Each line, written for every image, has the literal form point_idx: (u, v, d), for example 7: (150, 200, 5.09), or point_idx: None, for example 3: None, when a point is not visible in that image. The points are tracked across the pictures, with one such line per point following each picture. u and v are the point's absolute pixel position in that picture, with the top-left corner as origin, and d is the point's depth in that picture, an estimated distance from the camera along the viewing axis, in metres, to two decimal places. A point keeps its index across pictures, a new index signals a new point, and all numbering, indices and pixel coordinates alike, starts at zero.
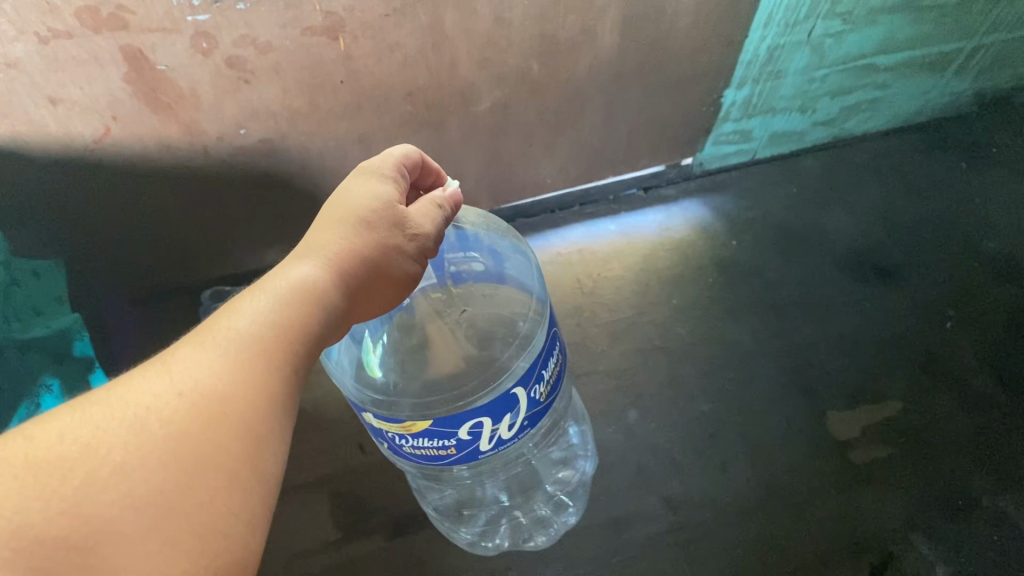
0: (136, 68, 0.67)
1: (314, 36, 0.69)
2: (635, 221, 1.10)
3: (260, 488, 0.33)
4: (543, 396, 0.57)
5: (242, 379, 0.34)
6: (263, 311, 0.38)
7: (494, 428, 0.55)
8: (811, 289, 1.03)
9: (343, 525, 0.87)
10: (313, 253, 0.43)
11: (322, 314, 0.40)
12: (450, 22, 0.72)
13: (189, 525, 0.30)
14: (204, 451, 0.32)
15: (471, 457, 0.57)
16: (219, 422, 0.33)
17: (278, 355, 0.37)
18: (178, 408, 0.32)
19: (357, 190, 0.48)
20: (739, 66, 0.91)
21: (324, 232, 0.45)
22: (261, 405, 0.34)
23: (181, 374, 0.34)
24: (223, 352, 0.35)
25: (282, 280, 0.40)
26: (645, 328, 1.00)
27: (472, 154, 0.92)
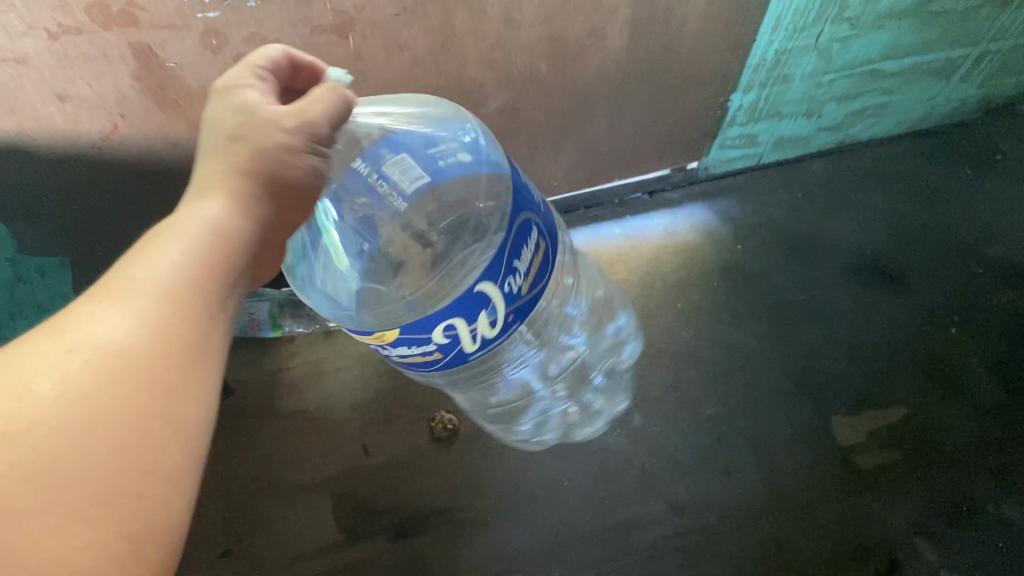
0: (146, 64, 0.67)
1: (323, 34, 0.69)
2: (639, 225, 1.10)
3: (176, 445, 0.33)
4: (524, 286, 0.54)
5: (147, 331, 0.33)
6: (173, 250, 0.37)
7: (472, 328, 0.52)
8: (816, 293, 1.03)
9: (346, 526, 0.86)
10: (203, 182, 0.41)
11: (238, 249, 0.39)
12: (460, 22, 0.72)
13: (94, 494, 0.30)
14: (104, 414, 0.31)
15: (460, 360, 0.56)
16: (119, 383, 0.32)
17: (191, 297, 0.36)
18: (70, 367, 0.31)
19: (224, 103, 0.44)
20: (746, 71, 0.91)
21: (208, 160, 0.42)
22: (170, 356, 0.34)
23: (75, 329, 0.32)
24: (125, 301, 0.34)
25: (189, 216, 0.39)
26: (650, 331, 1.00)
27: None
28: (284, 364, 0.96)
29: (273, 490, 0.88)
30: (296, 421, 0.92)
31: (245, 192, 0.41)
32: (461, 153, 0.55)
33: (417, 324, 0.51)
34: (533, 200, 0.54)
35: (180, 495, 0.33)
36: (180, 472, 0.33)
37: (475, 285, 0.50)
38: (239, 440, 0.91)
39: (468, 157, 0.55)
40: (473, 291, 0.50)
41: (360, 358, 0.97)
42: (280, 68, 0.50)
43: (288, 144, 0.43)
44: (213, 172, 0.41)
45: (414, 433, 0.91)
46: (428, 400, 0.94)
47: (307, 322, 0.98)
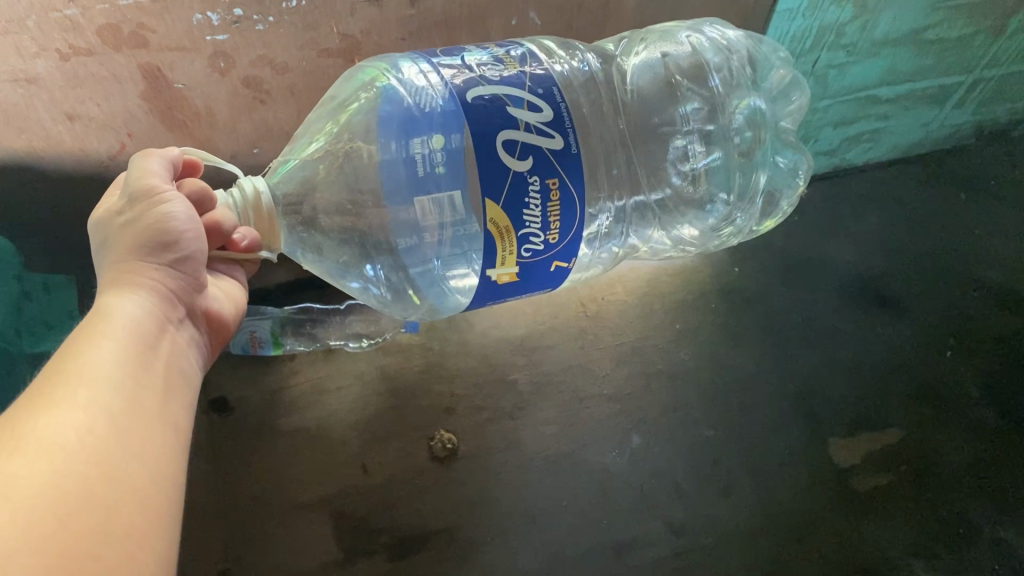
0: (154, 86, 0.68)
1: (330, 58, 0.71)
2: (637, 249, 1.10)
3: (135, 508, 0.41)
4: (513, 67, 0.62)
5: (88, 414, 0.41)
6: (95, 350, 0.45)
7: (525, 125, 0.58)
8: (813, 316, 1.04)
9: (345, 545, 0.86)
10: (101, 289, 0.50)
11: (144, 343, 0.48)
12: (464, 47, 0.73)
13: (83, 549, 0.37)
14: (73, 484, 0.38)
15: (574, 159, 0.60)
16: (80, 459, 0.39)
17: (114, 392, 0.44)
18: (40, 451, 0.38)
19: (95, 221, 0.53)
20: None
21: (100, 271, 0.51)
22: (102, 441, 0.41)
23: (31, 420, 0.39)
24: (62, 393, 0.41)
25: (106, 322, 0.47)
26: (649, 352, 1.00)
27: None
28: (285, 383, 0.96)
29: (273, 509, 0.88)
30: (296, 439, 0.92)
31: (128, 270, 0.49)
32: (436, 139, 0.59)
33: (496, 172, 0.57)
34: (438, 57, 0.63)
35: (136, 554, 0.40)
36: (144, 525, 0.41)
37: (466, 96, 0.59)
38: (238, 460, 0.91)
39: (440, 138, 0.59)
40: (471, 101, 0.58)
41: (360, 377, 0.97)
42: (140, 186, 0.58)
43: (135, 214, 0.50)
44: (103, 279, 0.50)
45: (413, 453, 0.92)
46: (428, 420, 0.94)
47: (307, 340, 1.00)
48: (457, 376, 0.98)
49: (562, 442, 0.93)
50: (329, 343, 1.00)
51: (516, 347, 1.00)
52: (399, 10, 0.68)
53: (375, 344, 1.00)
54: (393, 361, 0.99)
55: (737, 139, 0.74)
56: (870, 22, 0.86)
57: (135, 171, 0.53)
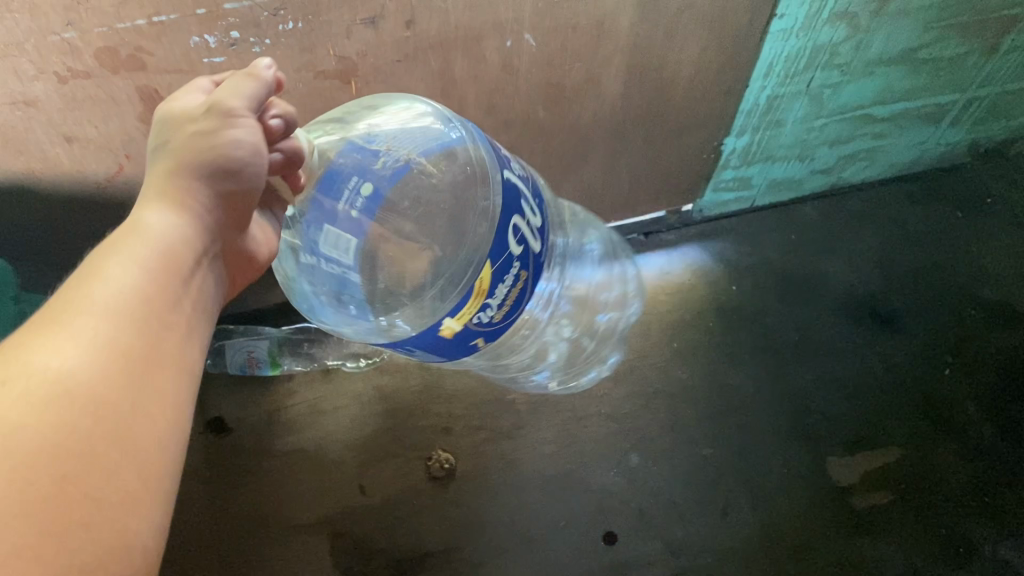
0: (152, 108, 0.69)
1: (326, 78, 0.71)
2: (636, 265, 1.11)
3: (122, 466, 0.36)
4: (522, 172, 0.63)
5: (94, 353, 0.37)
6: (118, 271, 0.40)
7: (527, 222, 0.58)
8: (810, 334, 1.04)
9: (343, 566, 0.86)
10: (143, 189, 0.45)
11: (173, 271, 0.42)
12: (460, 68, 0.74)
13: (44, 521, 0.33)
14: (49, 439, 0.34)
15: (537, 264, 0.61)
16: (68, 410, 0.35)
17: (133, 328, 0.39)
18: (29, 400, 0.34)
19: (164, 111, 0.47)
20: (740, 115, 0.93)
21: (148, 170, 0.46)
22: (105, 390, 0.36)
23: (30, 358, 0.35)
24: (71, 324, 0.37)
25: (135, 243, 0.42)
26: (647, 369, 1.00)
27: None
28: (282, 403, 0.97)
29: (272, 530, 0.88)
30: (294, 460, 0.93)
31: (177, 188, 0.44)
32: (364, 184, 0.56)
33: (498, 241, 0.55)
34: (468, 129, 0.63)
35: (133, 518, 0.36)
36: (133, 486, 0.37)
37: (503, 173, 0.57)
38: (236, 480, 0.91)
39: (367, 187, 0.56)
40: (504, 179, 0.57)
41: (357, 397, 0.97)
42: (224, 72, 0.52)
43: (201, 134, 0.44)
44: (146, 179, 0.45)
45: (412, 473, 0.92)
46: (425, 440, 0.94)
47: (305, 360, 0.99)
48: (455, 396, 0.97)
49: (559, 461, 0.93)
50: (327, 362, 0.99)
51: None
52: (395, 33, 0.68)
53: (370, 364, 0.99)
54: (390, 381, 0.99)
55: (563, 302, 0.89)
56: (864, 43, 0.86)
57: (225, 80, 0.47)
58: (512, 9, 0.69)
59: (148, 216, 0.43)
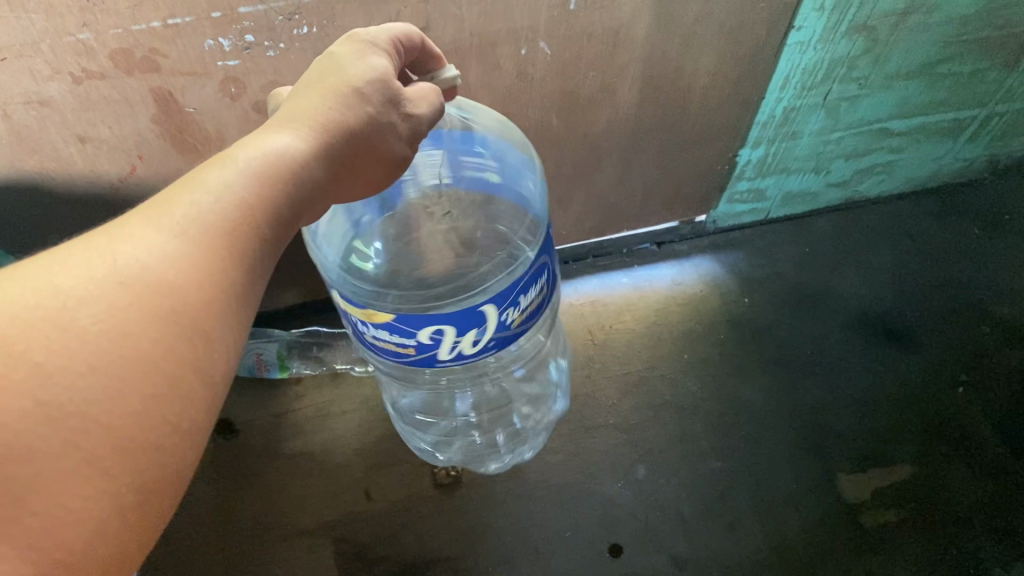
0: (165, 109, 0.69)
1: None
2: (648, 275, 1.10)
3: (191, 392, 0.32)
4: (518, 322, 0.57)
5: (205, 270, 0.33)
6: (235, 181, 0.36)
7: (457, 338, 0.55)
8: (824, 347, 1.03)
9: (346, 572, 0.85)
10: (310, 119, 0.41)
11: (291, 196, 0.38)
12: (475, 75, 0.74)
13: (114, 441, 0.29)
14: (138, 352, 0.30)
15: (429, 363, 0.58)
16: (163, 324, 0.31)
17: (241, 244, 0.35)
18: (128, 294, 0.30)
19: (355, 58, 0.45)
20: (755, 127, 0.93)
21: (314, 99, 0.42)
22: (207, 303, 0.33)
23: (135, 258, 0.31)
24: (184, 231, 0.33)
25: (261, 149, 0.38)
26: (656, 382, 1.00)
27: None
28: (290, 407, 0.97)
29: (276, 533, 0.88)
30: (302, 464, 0.93)
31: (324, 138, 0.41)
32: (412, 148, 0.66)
33: (419, 319, 0.52)
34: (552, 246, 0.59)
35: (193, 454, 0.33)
36: (204, 413, 0.33)
37: (485, 305, 0.53)
38: (242, 482, 0.92)
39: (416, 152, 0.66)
40: (480, 305, 0.53)
41: (366, 402, 0.98)
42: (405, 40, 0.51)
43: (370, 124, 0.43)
44: (320, 115, 0.41)
45: (418, 479, 0.91)
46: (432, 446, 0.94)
47: (313, 363, 1.00)
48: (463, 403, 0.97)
49: (566, 472, 0.92)
50: (337, 366, 1.00)
51: None
52: None
53: None
54: None
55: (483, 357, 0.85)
56: (883, 56, 0.86)
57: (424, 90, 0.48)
58: (527, 16, 0.69)
59: (310, 158, 0.40)
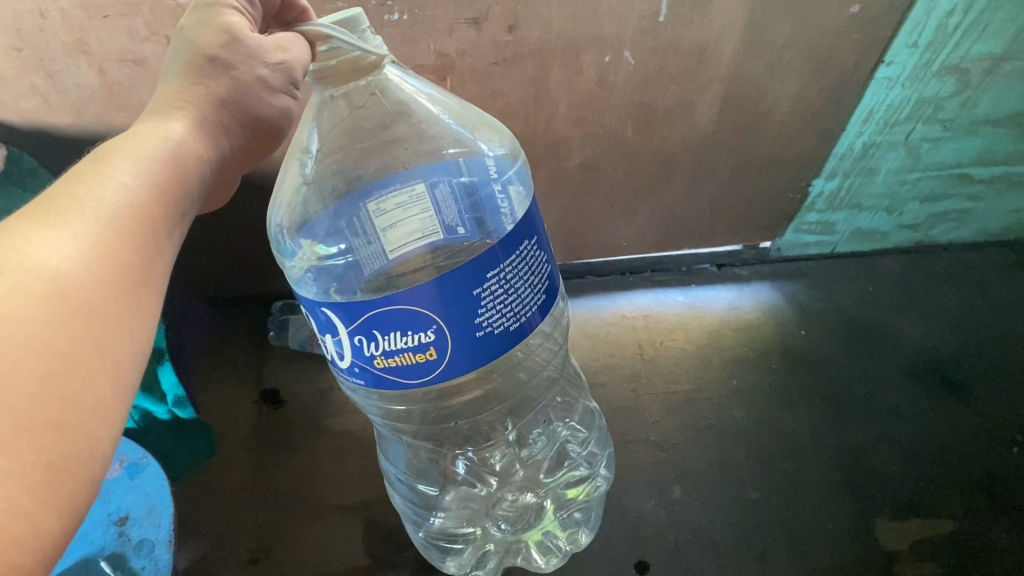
0: None
1: (423, 74, 0.72)
2: (705, 295, 1.09)
3: (92, 368, 0.30)
4: (380, 362, 0.51)
5: (103, 255, 0.33)
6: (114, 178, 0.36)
7: (323, 334, 0.53)
8: (876, 390, 1.00)
9: (373, 554, 0.86)
10: (168, 108, 0.43)
11: (173, 188, 0.40)
12: (555, 78, 0.74)
13: (38, 406, 0.27)
14: (34, 334, 0.28)
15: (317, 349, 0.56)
16: (56, 304, 0.30)
17: (137, 230, 0.35)
18: (32, 282, 0.29)
19: (201, 22, 0.44)
20: (832, 158, 0.91)
21: (173, 81, 0.44)
22: (109, 283, 0.32)
23: (16, 250, 0.30)
24: (78, 224, 0.33)
25: (139, 147, 0.39)
26: (702, 405, 0.99)
27: (555, 209, 0.93)
28: (335, 385, 0.99)
29: (309, 506, 0.89)
30: (341, 444, 0.94)
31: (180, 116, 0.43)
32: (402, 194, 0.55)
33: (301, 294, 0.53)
34: (472, 314, 0.49)
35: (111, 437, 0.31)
36: (113, 396, 0.31)
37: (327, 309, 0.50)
38: (282, 452, 0.94)
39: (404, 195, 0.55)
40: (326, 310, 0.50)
41: None
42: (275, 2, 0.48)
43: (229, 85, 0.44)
44: (185, 98, 0.43)
45: None
46: None
47: None
48: None
49: None
50: None
51: None
52: (496, 36, 0.69)
53: None
54: None
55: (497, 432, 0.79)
56: (972, 100, 0.84)
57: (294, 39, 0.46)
58: (615, 25, 0.69)
59: (188, 146, 0.42)
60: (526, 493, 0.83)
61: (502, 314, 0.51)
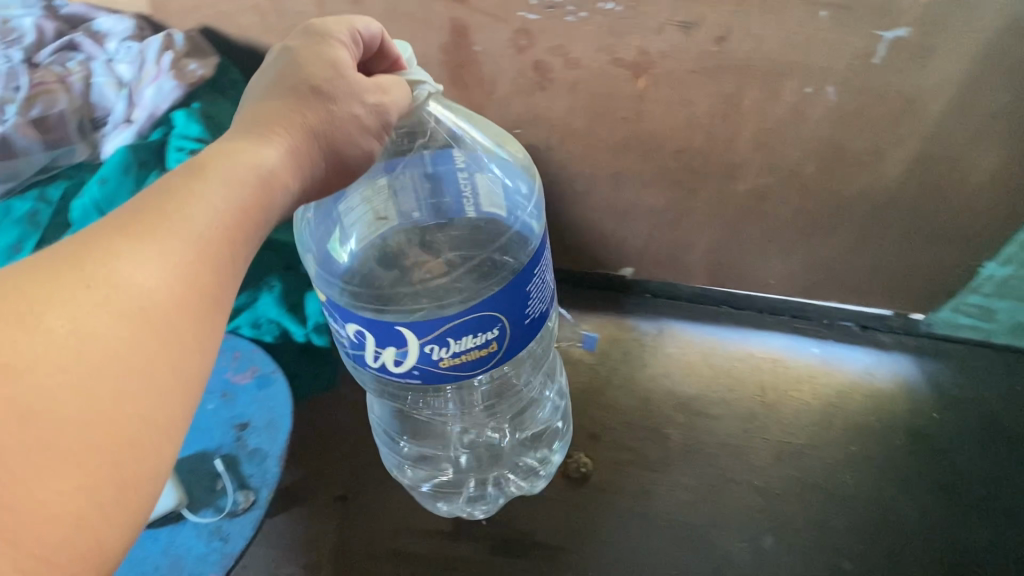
0: (457, 41, 0.73)
1: (619, 68, 0.72)
2: (841, 353, 1.05)
3: (162, 396, 0.29)
4: (445, 363, 0.53)
5: (185, 283, 0.31)
6: (216, 198, 0.35)
7: (379, 351, 0.53)
8: (1001, 493, 0.92)
9: (456, 519, 0.88)
10: (268, 126, 0.40)
11: (267, 208, 0.38)
12: (751, 98, 0.73)
13: (88, 436, 0.26)
14: (105, 355, 0.27)
15: (359, 361, 0.56)
16: (130, 329, 0.29)
17: (222, 254, 0.34)
18: (108, 304, 0.28)
19: (315, 51, 0.44)
20: (1013, 244, 0.86)
21: (274, 101, 0.42)
22: (186, 310, 0.31)
23: (101, 267, 0.29)
24: (166, 246, 0.31)
25: (239, 160, 0.37)
26: (813, 462, 0.94)
27: (711, 231, 0.92)
28: None
29: None
30: None
31: (274, 129, 0.40)
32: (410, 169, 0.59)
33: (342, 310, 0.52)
34: (524, 308, 0.53)
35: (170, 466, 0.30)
36: (176, 418, 0.30)
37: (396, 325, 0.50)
38: None
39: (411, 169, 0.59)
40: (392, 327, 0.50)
41: None
42: (374, 42, 0.49)
43: (335, 112, 0.43)
44: (286, 121, 0.41)
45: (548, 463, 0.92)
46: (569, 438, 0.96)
47: None
48: (613, 408, 0.99)
49: (690, 513, 0.89)
50: None
51: (682, 404, 0.99)
52: (703, 45, 0.68)
53: None
54: None
55: (482, 391, 0.81)
56: None
57: (400, 84, 0.47)
58: (827, 58, 0.67)
59: (283, 169, 0.39)
60: (494, 432, 0.89)
61: (540, 303, 0.56)
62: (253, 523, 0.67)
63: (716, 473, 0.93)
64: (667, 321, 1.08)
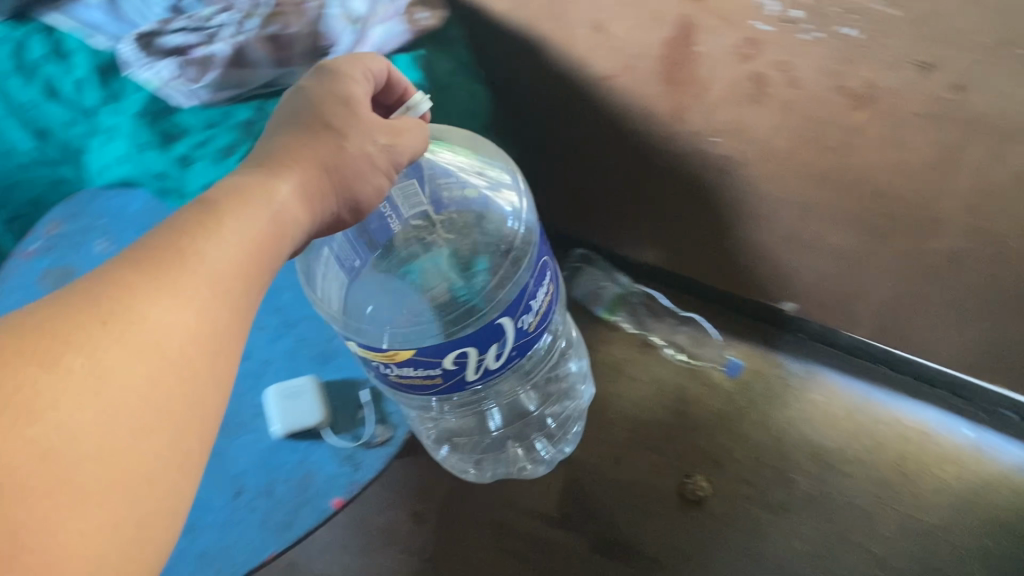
0: (680, 38, 0.71)
1: (841, 95, 0.68)
2: (997, 442, 0.94)
3: (174, 431, 0.32)
4: (533, 326, 0.59)
5: (204, 321, 0.34)
6: (232, 238, 0.37)
7: (481, 357, 0.57)
8: None
9: (563, 510, 0.94)
10: (279, 163, 0.42)
11: (283, 244, 0.40)
12: (973, 156, 0.66)
13: (101, 474, 0.28)
14: (115, 391, 0.30)
15: (456, 386, 0.59)
16: (144, 363, 0.31)
17: (238, 290, 0.36)
18: (125, 343, 0.31)
19: (330, 87, 0.47)
20: None
21: (288, 135, 0.45)
22: (201, 348, 0.34)
23: (119, 306, 0.32)
24: (187, 287, 0.34)
25: (254, 196, 0.39)
26: (943, 548, 0.88)
27: (893, 285, 0.86)
28: (595, 345, 1.05)
29: None
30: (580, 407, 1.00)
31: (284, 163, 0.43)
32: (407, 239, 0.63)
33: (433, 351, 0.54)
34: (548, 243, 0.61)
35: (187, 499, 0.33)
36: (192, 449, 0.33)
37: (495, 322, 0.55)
38: None
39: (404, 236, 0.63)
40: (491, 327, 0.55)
41: (658, 380, 1.02)
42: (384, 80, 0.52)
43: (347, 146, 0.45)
44: (297, 156, 0.43)
45: (667, 481, 0.94)
46: (695, 459, 0.96)
47: (636, 322, 1.06)
48: (744, 441, 0.96)
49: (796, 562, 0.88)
50: (653, 338, 1.05)
51: (815, 454, 0.95)
52: (935, 89, 0.63)
53: (687, 363, 1.03)
54: (695, 388, 1.01)
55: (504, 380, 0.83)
56: None
57: (412, 122, 0.50)
58: None
59: (293, 203, 0.41)
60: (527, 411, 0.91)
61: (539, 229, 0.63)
62: (383, 459, 0.69)
63: (833, 531, 0.90)
64: (816, 366, 1.02)
